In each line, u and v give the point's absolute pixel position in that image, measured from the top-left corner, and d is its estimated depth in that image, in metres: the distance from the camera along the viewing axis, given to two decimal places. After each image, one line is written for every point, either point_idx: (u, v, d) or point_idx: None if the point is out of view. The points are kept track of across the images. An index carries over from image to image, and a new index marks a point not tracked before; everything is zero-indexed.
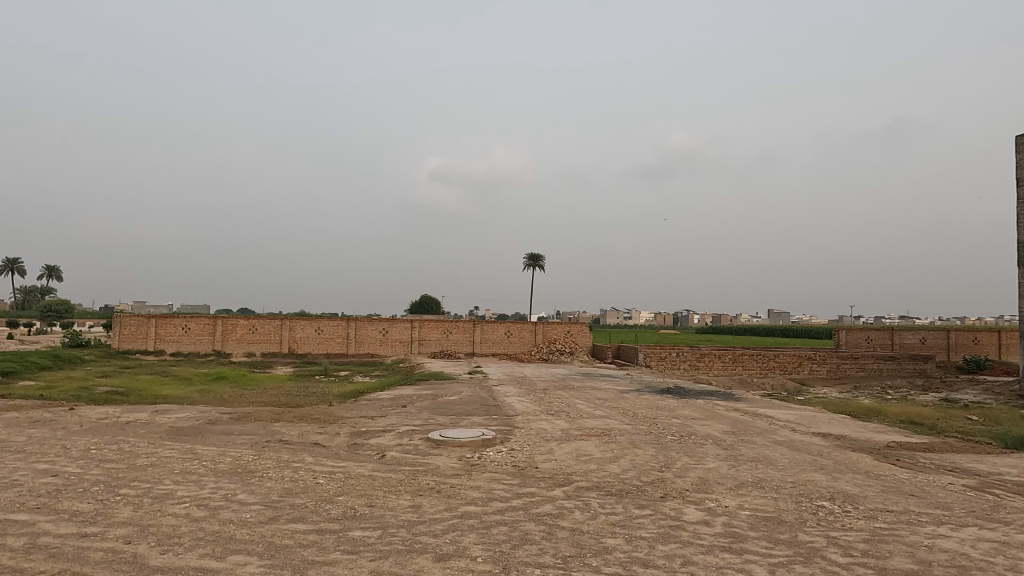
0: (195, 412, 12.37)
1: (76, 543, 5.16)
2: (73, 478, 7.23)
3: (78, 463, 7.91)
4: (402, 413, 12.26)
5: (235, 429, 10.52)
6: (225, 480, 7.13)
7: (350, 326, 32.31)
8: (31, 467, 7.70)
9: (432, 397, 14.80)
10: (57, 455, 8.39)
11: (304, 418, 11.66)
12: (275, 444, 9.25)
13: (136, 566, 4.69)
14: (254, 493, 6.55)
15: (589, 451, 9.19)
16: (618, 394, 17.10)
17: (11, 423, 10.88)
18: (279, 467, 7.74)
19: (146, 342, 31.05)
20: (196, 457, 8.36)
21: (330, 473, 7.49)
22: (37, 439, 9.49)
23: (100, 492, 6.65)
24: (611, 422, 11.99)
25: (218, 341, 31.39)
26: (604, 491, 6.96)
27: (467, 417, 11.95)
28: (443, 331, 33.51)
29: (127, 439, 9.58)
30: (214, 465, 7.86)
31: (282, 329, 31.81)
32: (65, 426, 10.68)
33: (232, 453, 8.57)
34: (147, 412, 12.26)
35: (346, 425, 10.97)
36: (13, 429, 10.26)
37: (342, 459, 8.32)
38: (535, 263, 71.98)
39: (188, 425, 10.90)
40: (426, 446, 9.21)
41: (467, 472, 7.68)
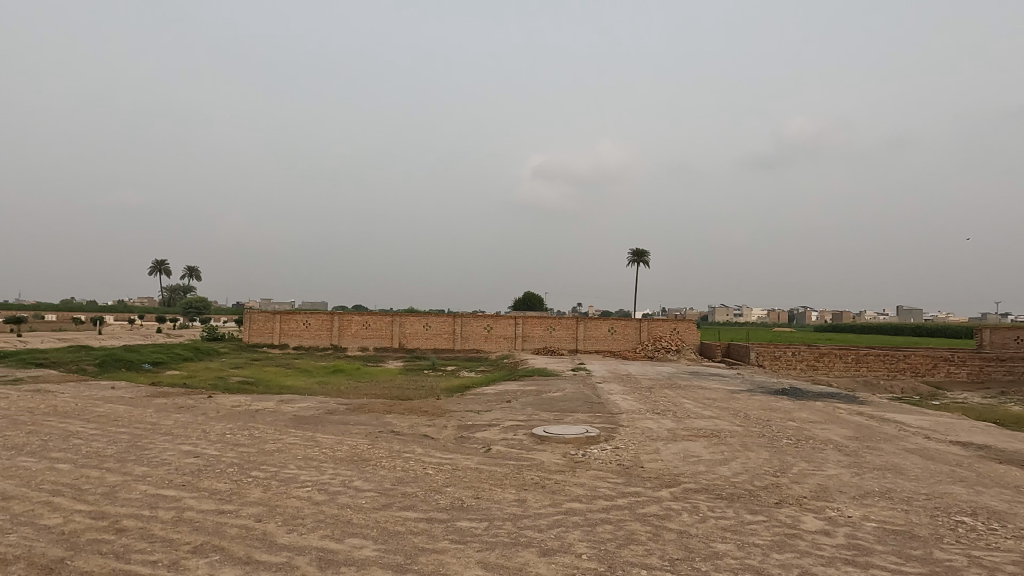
0: (316, 402, 13.21)
1: (215, 518, 5.66)
2: (212, 459, 7.96)
3: (216, 446, 8.69)
4: (507, 408, 12.48)
5: (351, 419, 11.14)
6: (343, 467, 7.56)
7: (456, 323, 33.24)
8: (177, 448, 8.55)
9: (535, 393, 14.88)
10: (198, 438, 9.26)
11: (414, 410, 12.11)
12: (387, 434, 9.70)
13: (266, 543, 5.07)
14: (368, 481, 6.91)
15: (698, 452, 8.91)
16: (728, 395, 16.44)
17: (159, 407, 12.14)
18: (391, 457, 8.09)
19: (273, 337, 33.64)
20: (317, 444, 8.95)
21: (439, 464, 7.76)
22: (181, 422, 10.55)
23: (235, 472, 7.28)
24: (720, 422, 11.56)
25: (336, 336, 33.30)
26: (714, 494, 6.72)
27: (570, 413, 11.93)
28: (547, 327, 33.63)
29: (257, 425, 10.40)
30: (333, 452, 8.37)
31: (393, 325, 33.29)
32: (205, 411, 11.77)
33: (349, 442, 9.10)
34: (274, 401, 13.23)
35: (453, 418, 11.31)
36: (163, 413, 11.45)
37: (450, 451, 8.57)
38: (640, 259, 70.52)
39: (310, 414, 11.65)
40: (531, 442, 9.29)
41: (572, 468, 7.69)
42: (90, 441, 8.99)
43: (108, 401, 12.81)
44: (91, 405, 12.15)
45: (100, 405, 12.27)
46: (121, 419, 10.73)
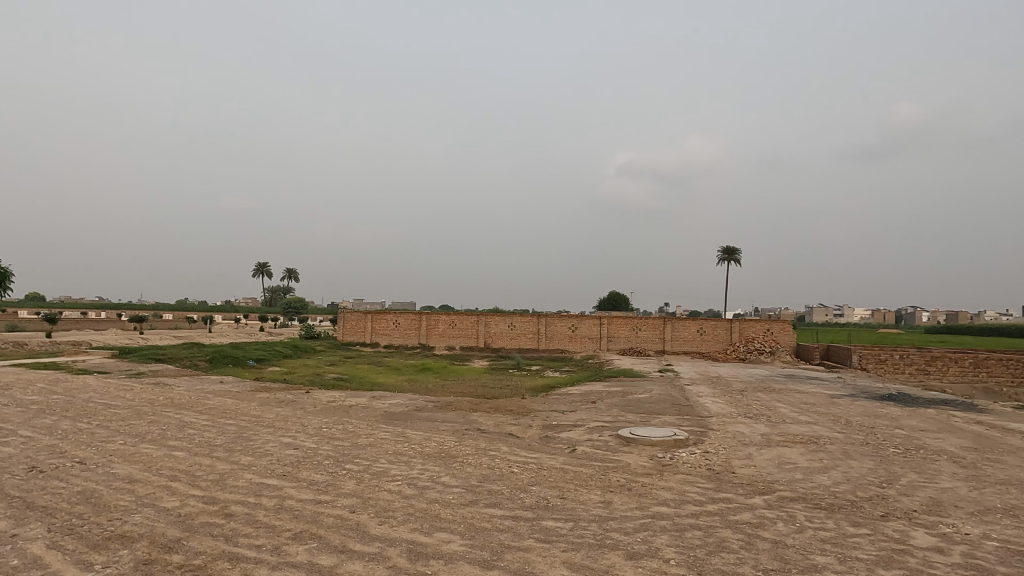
0: (405, 399, 13.63)
1: (313, 507, 5.96)
2: (309, 451, 8.39)
3: (313, 439, 9.14)
4: (592, 409, 12.37)
5: (439, 417, 11.41)
6: (431, 462, 7.76)
7: (540, 322, 33.34)
8: (278, 440, 9.06)
9: (621, 394, 14.68)
10: (297, 431, 9.78)
11: (500, 409, 12.25)
12: (474, 432, 9.87)
13: (359, 534, 5.28)
14: (455, 477, 7.05)
15: (794, 459, 8.49)
16: (828, 399, 15.57)
17: (263, 402, 12.92)
18: (478, 454, 8.22)
19: (365, 335, 35.05)
20: (406, 439, 9.22)
21: (524, 463, 7.80)
22: (282, 415, 11.18)
23: (331, 465, 7.63)
24: (819, 428, 10.96)
25: (423, 335, 34.22)
26: (812, 504, 6.38)
27: (658, 416, 11.67)
28: (633, 327, 33.11)
29: (351, 420, 10.85)
30: (422, 448, 8.60)
31: (479, 324, 33.82)
32: (303, 406, 12.41)
33: (436, 438, 9.32)
34: (366, 397, 13.77)
35: (538, 418, 11.35)
36: (266, 407, 12.17)
37: (535, 450, 8.60)
38: (730, 258, 68.07)
39: (400, 410, 12.04)
40: (617, 444, 9.17)
41: (659, 472, 7.52)
42: (202, 431, 9.69)
43: (218, 395, 13.77)
44: (203, 398, 13.10)
45: (211, 398, 13.21)
46: (229, 412, 11.50)
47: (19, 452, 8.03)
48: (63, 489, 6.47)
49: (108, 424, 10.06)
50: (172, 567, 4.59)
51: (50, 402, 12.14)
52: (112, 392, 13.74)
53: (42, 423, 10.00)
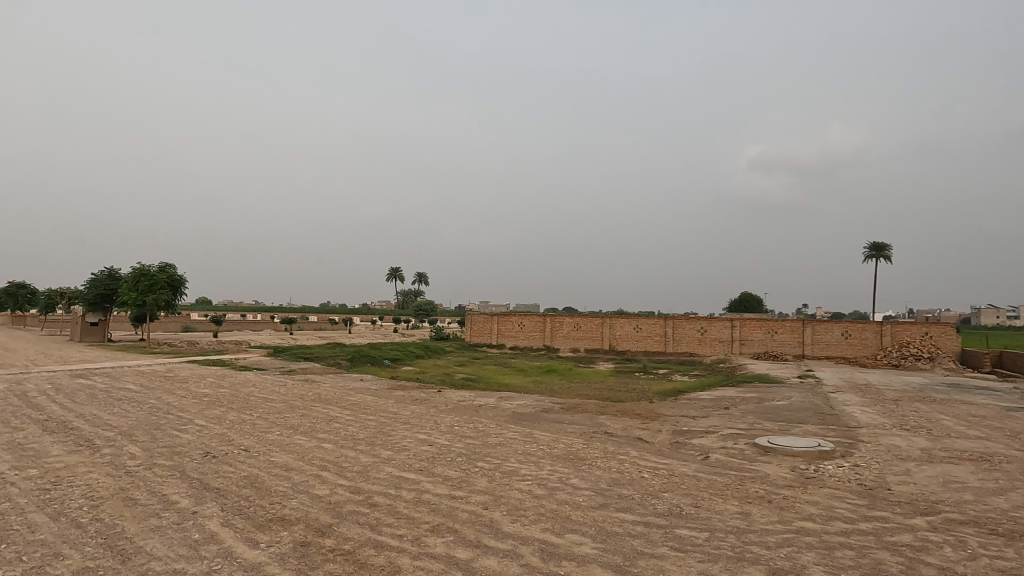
0: (533, 400, 13.81)
1: (448, 502, 6.20)
2: (443, 448, 8.73)
3: (446, 437, 9.51)
4: (725, 416, 11.84)
5: (566, 419, 11.44)
6: (560, 464, 7.80)
7: (667, 325, 32.44)
8: (415, 436, 9.53)
9: (757, 401, 13.93)
10: (431, 428, 10.23)
11: (627, 413, 12.07)
12: (602, 435, 9.79)
13: (493, 530, 5.43)
14: (584, 480, 7.04)
15: (962, 477, 7.62)
16: (1002, 413, 13.81)
17: (399, 399, 13.65)
18: (607, 458, 8.15)
19: (491, 336, 36.09)
20: (535, 440, 9.34)
21: (655, 469, 7.63)
22: (417, 413, 11.73)
23: (464, 462, 7.89)
24: (991, 445, 9.76)
25: (548, 337, 34.52)
26: (986, 529, 5.69)
27: (798, 425, 10.95)
28: (768, 330, 31.28)
29: (481, 419, 11.16)
30: (551, 449, 8.67)
31: (604, 326, 33.57)
32: (436, 404, 12.95)
33: (564, 440, 9.35)
34: (495, 397, 14.11)
35: (667, 423, 11.05)
36: (403, 404, 12.84)
37: (667, 456, 8.38)
38: (879, 254, 62.42)
39: (528, 411, 12.21)
40: (753, 453, 8.73)
41: (802, 485, 7.06)
42: (347, 425, 10.41)
43: (359, 392, 14.73)
44: (346, 394, 14.07)
45: (353, 395, 14.16)
46: (369, 408, 12.27)
47: (196, 439, 9.06)
48: (232, 474, 7.23)
49: (266, 416, 11.11)
50: (326, 550, 4.98)
51: (219, 395, 13.59)
52: (269, 387, 15.13)
53: (213, 414, 11.22)
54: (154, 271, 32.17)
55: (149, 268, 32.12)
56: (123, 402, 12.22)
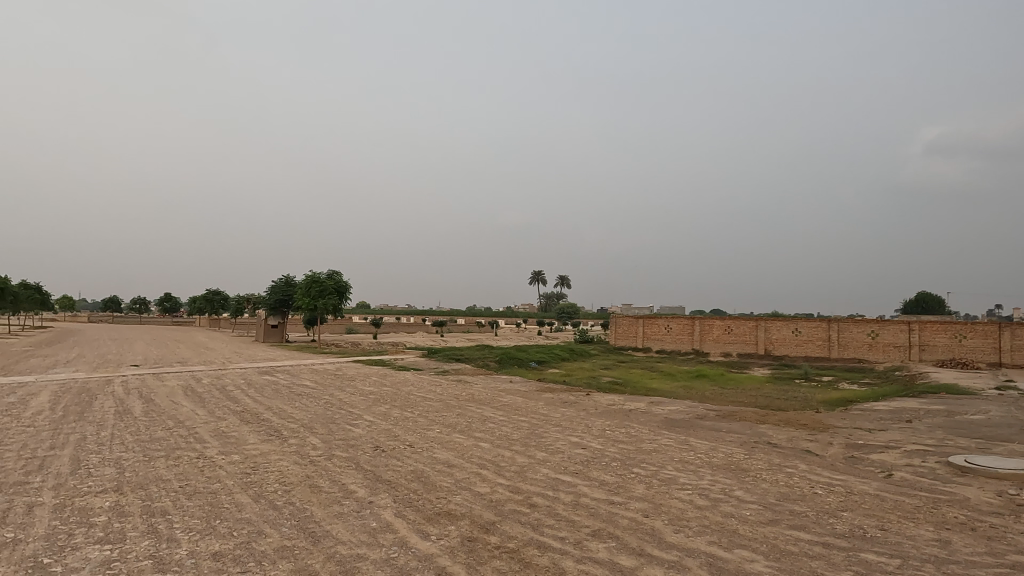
0: (685, 406, 13.37)
1: (607, 507, 6.16)
2: (597, 452, 8.69)
3: (599, 441, 9.46)
4: (908, 430, 10.66)
5: (723, 426, 10.93)
6: (722, 474, 7.45)
7: (831, 329, 29.86)
8: (567, 439, 9.59)
9: (945, 414, 12.39)
10: (583, 432, 10.23)
11: (791, 423, 11.27)
12: (764, 446, 9.23)
13: (656, 539, 5.31)
14: (750, 492, 6.66)
15: None
16: None
17: (549, 401, 13.81)
18: (773, 470, 7.66)
19: (636, 340, 35.71)
20: (692, 448, 9.01)
21: (829, 485, 7.04)
22: (568, 416, 11.79)
23: (619, 467, 7.80)
24: None
25: (697, 341, 33.31)
26: None
27: (1001, 443, 9.58)
28: (954, 334, 27.65)
29: (633, 424, 10.98)
30: (710, 458, 8.32)
31: (758, 330, 31.67)
32: (586, 407, 12.95)
33: (724, 450, 8.93)
34: (645, 402, 13.82)
35: (839, 435, 10.16)
36: (553, 407, 12.98)
37: (842, 471, 7.69)
38: None
39: (681, 418, 11.82)
40: (946, 473, 7.77)
41: (1013, 513, 6.16)
42: (501, 425, 10.72)
43: (510, 393, 15.11)
44: (498, 396, 14.48)
45: (504, 396, 14.55)
46: (521, 409, 12.53)
47: (366, 433, 9.79)
48: (401, 467, 7.71)
49: (427, 413, 11.73)
50: (491, 546, 5.14)
51: (383, 393, 14.59)
52: (427, 386, 15.99)
53: (380, 410, 12.06)
54: (323, 277, 35.27)
55: (320, 275, 35.25)
56: (303, 397, 13.51)
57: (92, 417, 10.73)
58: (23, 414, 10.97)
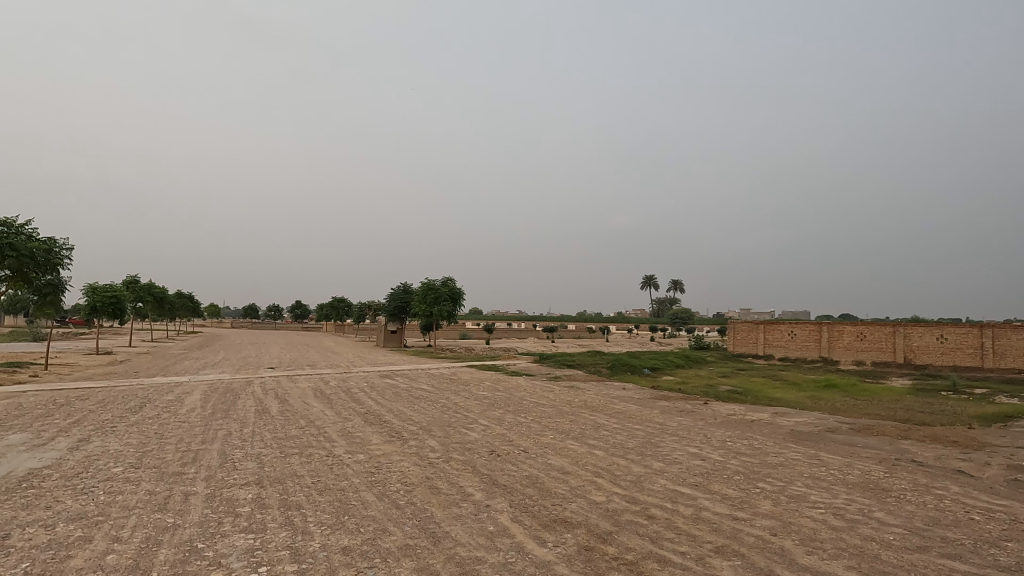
0: (813, 418, 12.51)
1: (732, 523, 5.86)
2: (718, 464, 8.32)
3: (720, 452, 9.05)
4: None
5: (857, 441, 10.10)
6: (858, 493, 6.88)
7: (985, 335, 26.53)
8: (685, 449, 9.26)
9: None
10: (702, 442, 9.83)
11: (939, 440, 10.20)
12: (908, 464, 8.42)
13: (785, 560, 4.98)
14: (892, 514, 6.10)
15: None
16: None
17: (665, 409, 13.42)
18: (919, 491, 6.97)
19: (756, 347, 34.36)
20: (823, 463, 8.40)
21: (988, 510, 6.30)
22: (685, 425, 11.40)
23: (743, 481, 7.41)
24: None
25: (825, 348, 31.20)
26: None
27: None
28: None
29: (756, 436, 10.41)
30: (844, 476, 7.71)
31: (896, 336, 28.94)
32: (704, 417, 12.45)
33: (860, 466, 8.24)
34: (768, 413, 13.07)
35: (998, 455, 9.07)
36: (669, 415, 12.60)
37: (1003, 496, 6.85)
38: None
39: (810, 430, 11.07)
40: None
41: None
42: (615, 433, 10.55)
43: (623, 400, 14.84)
44: (611, 403, 14.27)
45: (617, 403, 14.29)
46: (635, 417, 12.26)
47: (482, 437, 9.99)
48: (516, 472, 7.78)
49: (540, 419, 11.78)
50: (608, 557, 5.05)
51: (496, 398, 14.83)
52: (539, 392, 16.06)
53: (494, 415, 12.27)
54: (438, 284, 36.53)
55: (435, 282, 36.49)
56: (421, 401, 14.02)
57: (236, 415, 11.75)
58: (179, 411, 12.21)
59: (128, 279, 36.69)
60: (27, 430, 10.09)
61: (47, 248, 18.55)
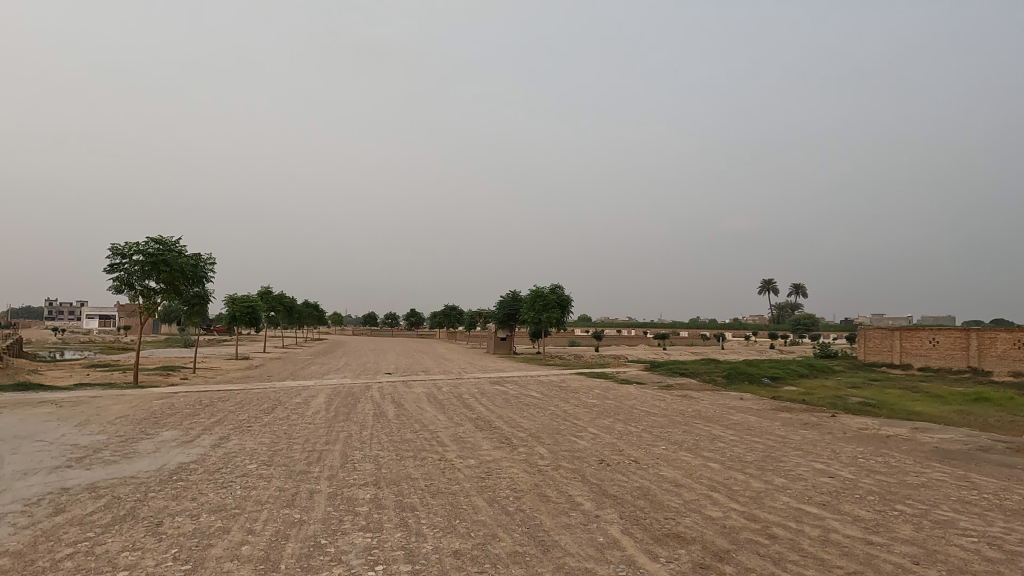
0: (960, 435, 11.27)
1: (865, 548, 5.38)
2: (848, 482, 7.68)
3: (851, 470, 8.35)
4: None
5: (1015, 462, 8.98)
6: (1018, 522, 6.09)
7: None
8: (810, 465, 8.65)
9: None
10: (829, 458, 9.13)
11: None
12: None
13: None
14: None
15: None
16: None
17: (787, 422, 12.62)
18: None
19: (890, 355, 31.86)
20: (974, 486, 7.52)
21: None
22: (810, 439, 10.66)
23: (878, 502, 6.79)
24: None
25: (974, 357, 27.96)
26: None
27: None
28: None
29: (892, 453, 9.52)
30: (999, 501, 6.86)
31: None
32: (831, 431, 11.57)
33: (1020, 491, 7.30)
34: (907, 428, 11.94)
35: None
36: (791, 428, 11.83)
37: None
38: None
39: (956, 448, 9.98)
40: None
41: None
42: (732, 446, 10.04)
43: (740, 411, 14.11)
44: (727, 413, 13.63)
45: (735, 414, 13.60)
46: (754, 430, 11.62)
47: (591, 446, 9.87)
48: (627, 483, 7.61)
49: (651, 429, 11.46)
50: None
51: (606, 406, 14.61)
52: (650, 401, 15.65)
53: (604, 424, 12.09)
54: (546, 291, 36.68)
55: (543, 290, 36.64)
56: (530, 408, 14.08)
57: (357, 418, 12.37)
58: (307, 413, 13.04)
59: (262, 291, 39.82)
60: (177, 427, 11.18)
61: (195, 263, 20.52)
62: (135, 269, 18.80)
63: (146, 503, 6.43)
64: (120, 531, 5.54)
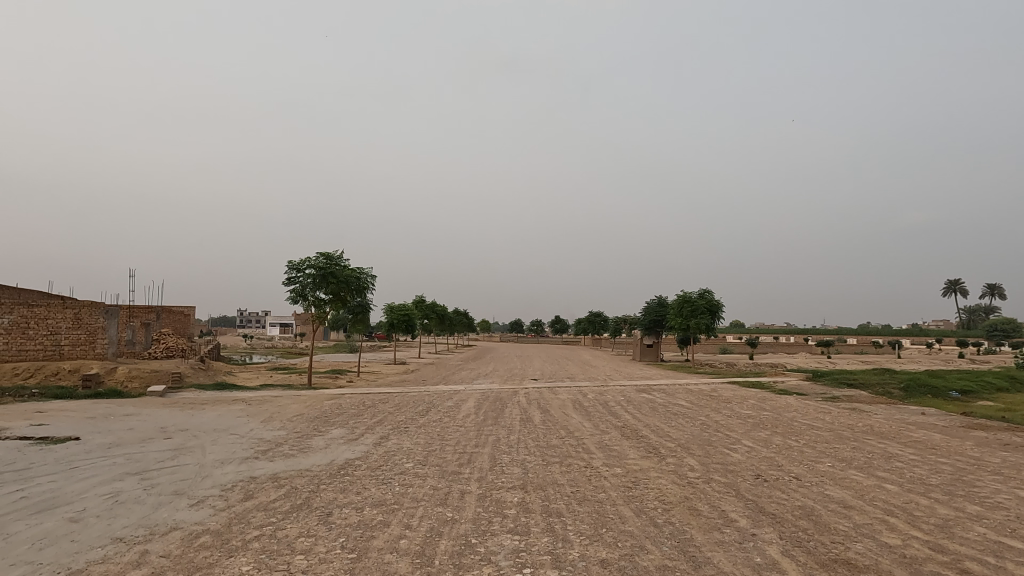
0: None
1: None
2: None
3: None
4: None
5: None
6: None
7: None
8: (1013, 493, 7.49)
9: None
10: None
11: None
12: None
13: None
14: None
15: None
16: None
17: (981, 441, 11.05)
18: None
19: None
20: None
21: None
22: (1011, 462, 9.24)
23: None
24: None
25: None
26: None
27: None
28: None
29: None
30: None
31: None
32: None
33: None
34: None
35: None
36: (986, 449, 10.34)
37: None
38: None
39: None
40: None
41: None
42: (913, 466, 8.98)
43: (922, 428, 12.55)
44: (905, 429, 12.21)
45: (915, 430, 12.15)
46: (939, 449, 10.31)
47: (747, 460, 9.30)
48: (787, 501, 7.07)
49: (815, 444, 10.57)
50: None
51: (763, 418, 13.70)
52: (813, 414, 14.44)
53: (760, 436, 11.35)
54: (694, 296, 35.26)
55: (691, 295, 35.28)
56: (678, 417, 13.57)
57: (504, 423, 12.70)
58: (457, 416, 13.60)
59: (416, 300, 42.41)
60: (344, 426, 12.17)
61: (358, 274, 22.28)
62: (308, 282, 20.83)
63: (318, 494, 7.06)
64: (297, 518, 6.13)
